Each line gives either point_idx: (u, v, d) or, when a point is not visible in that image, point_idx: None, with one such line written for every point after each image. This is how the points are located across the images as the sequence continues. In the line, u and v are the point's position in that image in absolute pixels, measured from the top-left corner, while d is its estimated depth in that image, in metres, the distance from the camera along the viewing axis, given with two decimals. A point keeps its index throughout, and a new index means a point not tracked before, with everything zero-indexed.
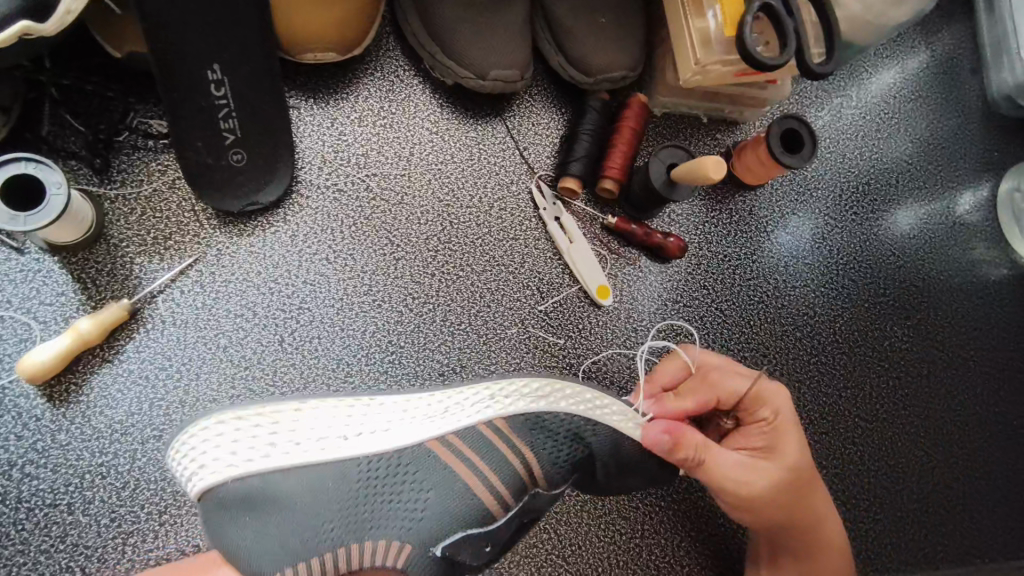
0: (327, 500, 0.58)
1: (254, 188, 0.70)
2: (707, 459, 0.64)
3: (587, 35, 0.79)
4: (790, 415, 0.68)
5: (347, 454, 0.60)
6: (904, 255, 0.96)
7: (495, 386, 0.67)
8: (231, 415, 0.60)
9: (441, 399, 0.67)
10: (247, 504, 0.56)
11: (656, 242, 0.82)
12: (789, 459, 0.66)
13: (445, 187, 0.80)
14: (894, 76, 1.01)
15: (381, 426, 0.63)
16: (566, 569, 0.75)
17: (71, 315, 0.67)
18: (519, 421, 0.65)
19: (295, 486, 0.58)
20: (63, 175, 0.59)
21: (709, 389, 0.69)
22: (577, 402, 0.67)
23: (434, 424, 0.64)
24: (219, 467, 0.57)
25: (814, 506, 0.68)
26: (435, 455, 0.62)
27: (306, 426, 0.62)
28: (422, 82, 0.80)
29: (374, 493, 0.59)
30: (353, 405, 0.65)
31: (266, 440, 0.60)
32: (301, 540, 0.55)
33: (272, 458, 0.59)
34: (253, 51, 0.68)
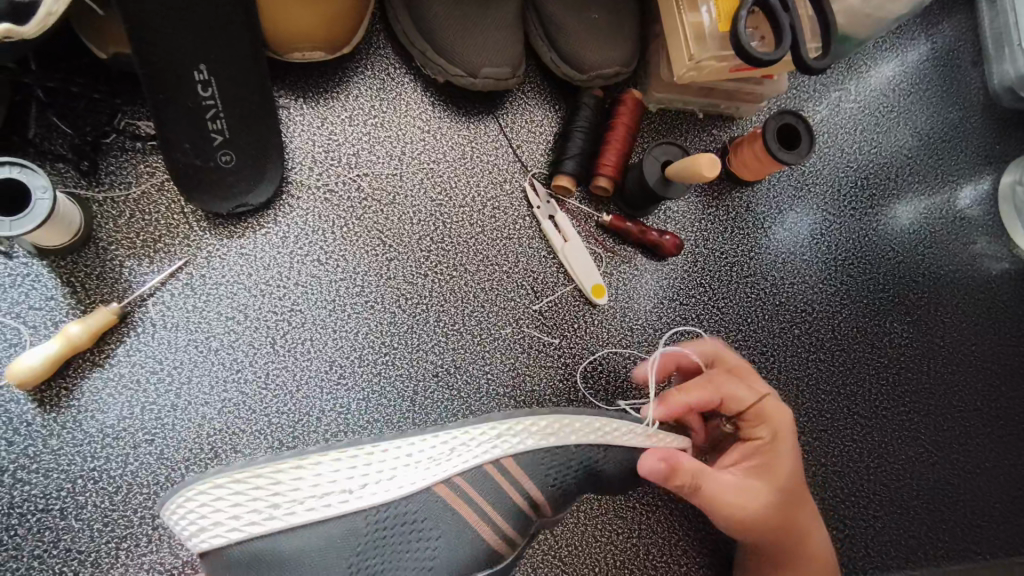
0: (337, 556, 0.56)
1: (244, 189, 0.70)
2: (707, 478, 0.65)
3: (579, 31, 0.78)
4: (787, 436, 0.70)
5: (353, 508, 0.57)
6: (905, 252, 0.95)
7: (501, 425, 0.64)
8: (227, 476, 0.55)
9: (446, 438, 0.62)
10: (255, 569, 0.55)
11: (652, 240, 0.82)
12: (785, 478, 0.68)
13: (438, 186, 0.79)
14: (893, 68, 0.99)
15: (386, 471, 0.59)
16: (562, 571, 0.74)
17: (61, 320, 0.66)
18: (528, 460, 0.64)
19: (302, 547, 0.56)
20: (49, 179, 0.59)
21: (716, 393, 0.70)
22: (587, 435, 0.66)
23: (439, 470, 0.61)
24: (222, 531, 0.55)
25: (805, 525, 0.70)
26: (443, 502, 0.60)
27: (310, 482, 0.57)
28: (413, 81, 0.80)
29: (385, 543, 0.58)
30: (354, 453, 0.59)
31: (268, 499, 0.56)
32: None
33: (276, 518, 0.56)
34: (239, 51, 0.67)
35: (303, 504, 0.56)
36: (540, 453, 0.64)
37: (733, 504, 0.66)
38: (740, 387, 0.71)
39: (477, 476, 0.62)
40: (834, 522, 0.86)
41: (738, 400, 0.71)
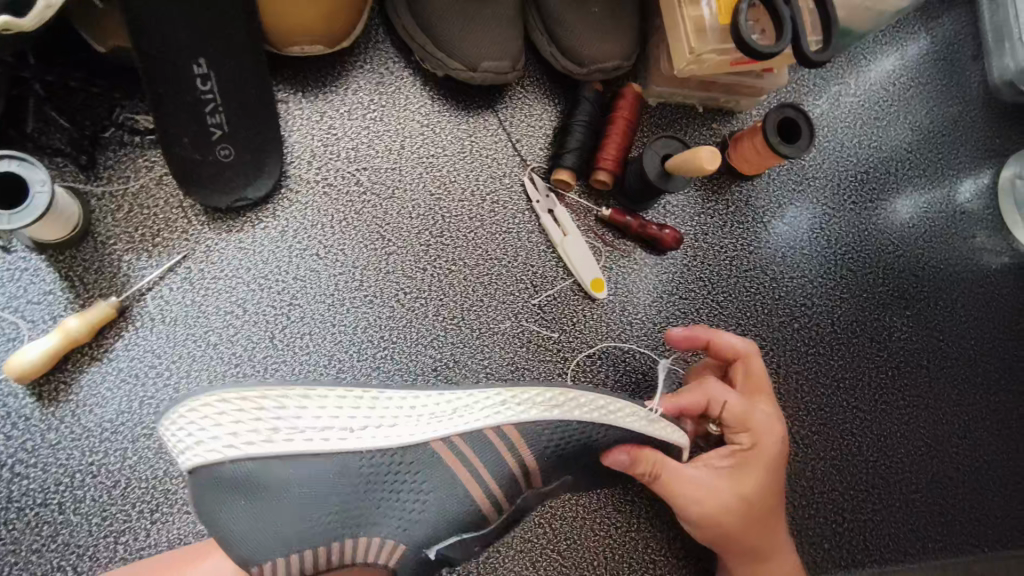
0: (329, 494, 0.56)
1: (243, 183, 0.70)
2: (663, 467, 0.65)
3: (579, 25, 0.78)
4: (765, 458, 0.68)
5: (350, 447, 0.57)
6: (904, 245, 0.95)
7: (507, 391, 0.63)
8: (236, 392, 0.55)
9: (449, 398, 0.63)
10: (246, 488, 0.54)
11: (652, 234, 0.81)
12: (750, 493, 0.66)
13: (437, 180, 0.79)
14: (894, 62, 0.99)
15: (386, 420, 0.60)
16: (561, 564, 0.74)
17: (59, 314, 0.66)
18: (530, 430, 0.62)
19: (294, 478, 0.55)
20: (47, 173, 0.59)
21: (703, 395, 0.69)
22: (590, 412, 0.64)
23: (439, 425, 0.61)
24: (218, 445, 0.54)
25: (760, 543, 0.68)
26: (440, 458, 0.60)
27: (312, 414, 0.57)
28: (412, 75, 0.79)
29: (376, 488, 0.58)
30: (360, 395, 0.60)
31: (269, 424, 0.55)
32: (300, 531, 0.54)
33: (274, 442, 0.55)
34: (238, 45, 0.67)
35: (302, 434, 0.56)
36: (543, 427, 0.63)
37: (685, 499, 0.65)
38: (733, 397, 0.69)
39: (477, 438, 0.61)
40: (833, 514, 0.86)
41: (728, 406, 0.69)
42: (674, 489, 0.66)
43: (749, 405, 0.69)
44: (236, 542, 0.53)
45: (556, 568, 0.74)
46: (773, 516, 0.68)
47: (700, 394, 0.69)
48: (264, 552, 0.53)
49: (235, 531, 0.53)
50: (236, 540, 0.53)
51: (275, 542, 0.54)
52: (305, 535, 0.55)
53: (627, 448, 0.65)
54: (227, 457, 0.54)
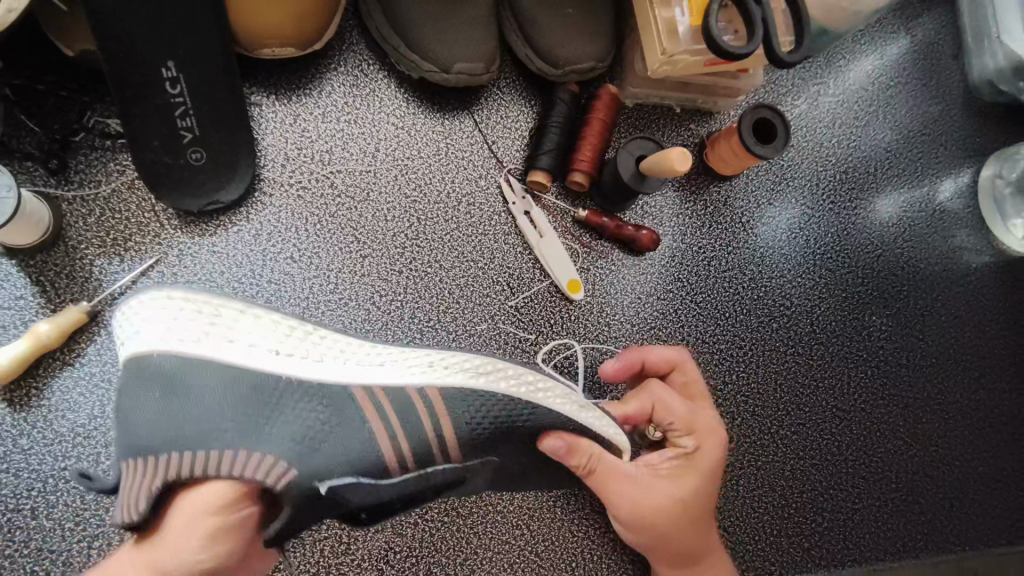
0: (235, 399, 0.55)
1: (215, 186, 0.70)
2: (600, 461, 0.64)
3: (552, 25, 0.78)
4: (707, 459, 0.68)
5: (273, 370, 0.57)
6: (884, 245, 0.95)
7: (436, 356, 0.64)
8: (180, 293, 0.59)
9: (381, 351, 0.63)
10: (163, 380, 0.55)
11: (628, 235, 0.81)
12: (686, 496, 0.66)
13: (412, 182, 0.79)
14: (873, 62, 0.99)
15: (315, 355, 0.60)
16: (538, 565, 0.74)
17: (31, 319, 0.66)
18: (451, 394, 0.61)
19: (211, 375, 0.55)
20: (11, 176, 0.59)
21: (648, 402, 0.71)
22: (516, 385, 0.63)
23: (365, 373, 0.60)
24: (151, 338, 0.57)
25: (689, 547, 0.68)
26: (358, 401, 0.58)
27: (244, 329, 0.59)
28: (387, 77, 0.79)
29: (282, 407, 0.56)
30: (295, 326, 0.61)
31: (199, 329, 0.58)
32: (199, 427, 0.53)
33: (200, 345, 0.57)
34: (208, 47, 0.67)
35: (230, 344, 0.58)
36: (468, 393, 0.61)
37: (621, 498, 0.65)
38: (676, 401, 0.71)
39: (399, 395, 0.60)
40: (812, 513, 0.86)
41: (671, 410, 0.71)
42: (610, 488, 0.65)
43: (692, 409, 0.70)
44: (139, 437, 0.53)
45: (533, 570, 0.74)
46: (709, 515, 0.69)
47: (645, 400, 0.71)
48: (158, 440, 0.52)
49: (145, 415, 0.54)
50: (142, 426, 0.53)
51: (171, 429, 0.52)
52: (196, 432, 0.52)
53: (561, 435, 0.63)
54: (156, 350, 0.56)
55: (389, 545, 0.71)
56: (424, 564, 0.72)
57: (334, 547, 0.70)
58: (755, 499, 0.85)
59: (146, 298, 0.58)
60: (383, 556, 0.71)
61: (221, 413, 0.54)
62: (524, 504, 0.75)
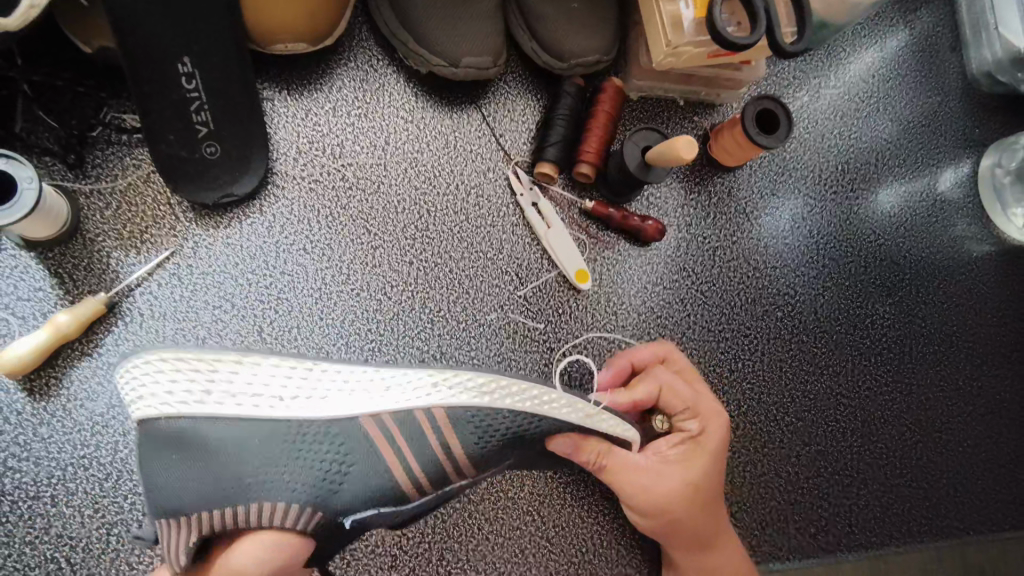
0: (250, 453, 0.56)
1: (229, 179, 0.71)
2: (609, 456, 0.65)
3: (557, 20, 0.79)
4: (713, 441, 0.69)
5: (279, 416, 0.58)
6: (887, 235, 0.97)
7: (441, 375, 0.62)
8: (173, 354, 0.58)
9: (386, 375, 0.62)
10: (176, 444, 0.56)
11: (634, 225, 0.83)
12: (697, 480, 0.68)
13: (422, 175, 0.80)
14: (873, 55, 1.01)
15: (318, 392, 0.60)
16: (549, 551, 0.75)
17: (50, 310, 0.67)
18: (461, 416, 0.60)
19: (223, 435, 0.56)
20: (34, 170, 0.60)
21: (655, 386, 0.71)
22: (521, 401, 0.62)
23: (371, 401, 0.60)
24: (155, 402, 0.56)
25: (702, 531, 0.69)
26: (367, 433, 0.59)
27: (245, 377, 0.59)
28: (396, 72, 0.81)
29: (295, 453, 0.57)
30: (294, 365, 0.60)
31: (202, 385, 0.57)
32: (221, 489, 0.54)
33: (205, 404, 0.57)
34: (222, 42, 0.68)
35: (234, 398, 0.58)
36: (474, 412, 0.61)
37: (632, 487, 0.66)
38: (680, 384, 0.71)
39: (408, 422, 0.60)
40: (818, 499, 0.88)
41: (677, 393, 0.71)
42: (621, 479, 0.66)
43: (696, 393, 0.71)
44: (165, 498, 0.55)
45: (544, 555, 0.75)
46: (719, 496, 0.70)
47: (653, 384, 0.71)
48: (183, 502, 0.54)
49: (164, 483, 0.55)
50: (164, 491, 0.55)
51: (195, 492, 0.54)
52: (221, 492, 0.54)
53: (568, 437, 0.64)
54: (162, 413, 0.56)
55: (403, 532, 0.72)
56: (438, 551, 0.73)
57: None
58: (761, 485, 0.86)
59: (144, 358, 0.57)
60: (397, 543, 0.72)
61: (239, 469, 0.55)
62: (535, 490, 0.76)
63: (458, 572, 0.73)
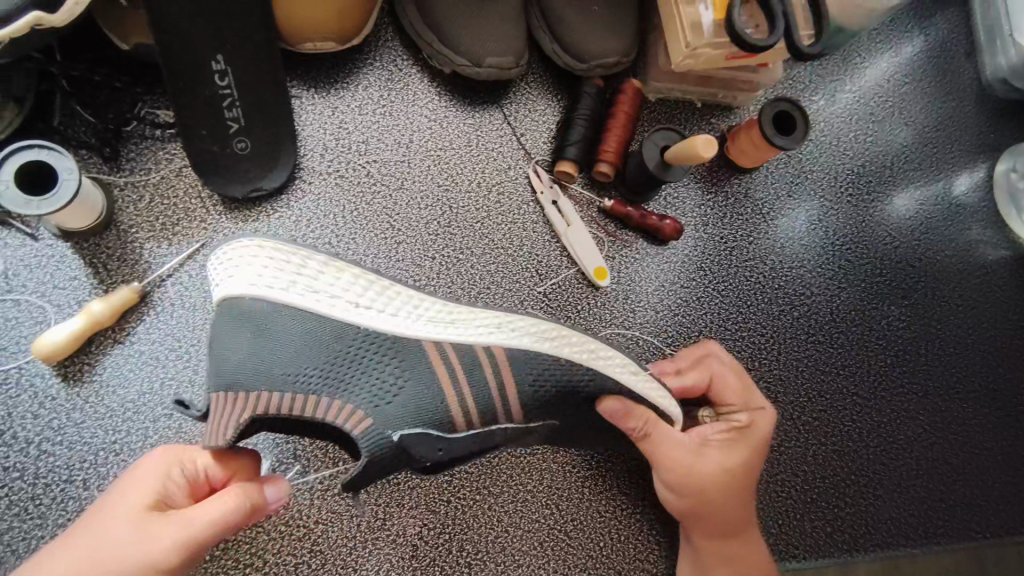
0: (320, 349, 0.58)
1: (259, 174, 0.73)
2: (656, 427, 0.65)
3: (579, 21, 0.80)
4: (760, 434, 0.70)
5: (351, 321, 0.60)
6: (902, 238, 0.97)
7: (504, 318, 0.65)
8: (270, 245, 0.60)
9: (451, 309, 0.64)
10: (256, 322, 0.58)
11: (652, 224, 0.84)
12: (736, 467, 0.69)
13: (445, 172, 0.82)
14: (888, 60, 1.02)
15: (390, 309, 0.62)
16: (567, 543, 0.76)
17: (85, 298, 0.69)
18: (518, 357, 0.63)
19: (300, 324, 0.59)
20: (75, 161, 0.61)
21: (707, 373, 0.74)
22: (578, 350, 0.64)
23: (436, 329, 0.62)
24: (245, 280, 0.58)
25: (732, 517, 0.70)
26: (426, 356, 0.61)
27: (331, 281, 0.61)
28: (420, 71, 0.83)
29: (358, 358, 0.59)
30: (371, 281, 0.62)
31: (289, 277, 0.60)
32: (286, 371, 0.56)
33: (290, 295, 0.59)
34: (252, 40, 0.70)
35: (316, 295, 0.60)
36: (530, 354, 0.63)
37: (674, 460, 0.67)
38: (732, 375, 0.73)
39: (466, 352, 0.62)
40: (834, 498, 0.88)
41: (729, 384, 0.73)
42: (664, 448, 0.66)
43: (746, 385, 0.73)
44: (227, 367, 0.56)
45: (562, 547, 0.76)
46: (752, 489, 0.71)
47: (703, 371, 0.74)
48: (247, 380, 0.56)
49: (233, 352, 0.57)
50: (233, 363, 0.56)
51: (260, 369, 0.56)
52: (284, 371, 0.56)
53: (620, 398, 0.64)
54: (247, 292, 0.58)
55: (425, 521, 0.73)
56: (457, 542, 0.74)
57: (367, 523, 0.72)
58: (776, 483, 0.86)
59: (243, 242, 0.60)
60: (418, 533, 0.73)
61: (309, 359, 0.57)
62: (554, 483, 0.77)
63: (477, 563, 0.74)
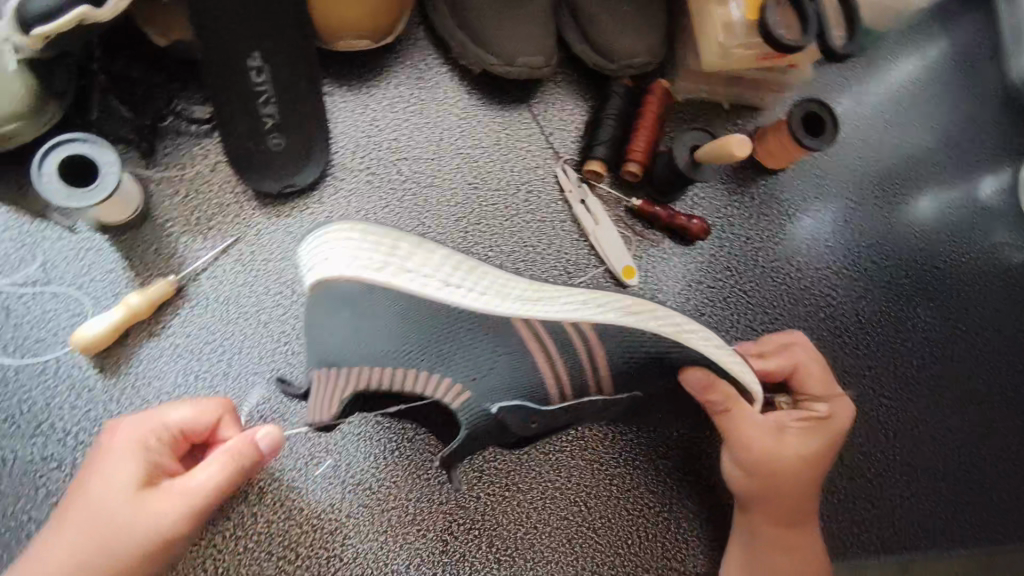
0: (413, 327, 0.61)
1: (291, 171, 0.73)
2: (737, 403, 0.67)
3: (609, 22, 0.81)
4: (837, 426, 0.71)
5: (441, 302, 0.63)
6: (927, 241, 0.97)
7: (587, 296, 0.66)
8: (361, 228, 0.62)
9: (536, 289, 0.67)
10: (351, 303, 0.61)
11: (680, 224, 0.84)
12: (809, 455, 0.70)
13: (474, 170, 0.82)
14: (913, 63, 1.02)
15: (477, 289, 0.65)
16: (595, 541, 0.76)
17: (121, 291, 0.70)
18: (608, 331, 0.64)
19: (394, 304, 0.61)
20: (116, 155, 0.62)
21: (793, 361, 0.75)
22: (663, 324, 0.65)
23: (524, 307, 0.65)
24: (339, 263, 0.61)
25: (795, 506, 0.71)
26: (516, 334, 0.63)
27: (422, 262, 0.63)
28: (450, 70, 0.83)
29: (450, 335, 0.62)
30: (458, 262, 0.65)
31: (381, 259, 0.62)
32: (384, 350, 0.59)
33: (383, 276, 0.62)
34: (288, 38, 0.70)
35: (406, 276, 0.62)
36: (619, 329, 0.64)
37: (749, 438, 0.68)
38: (816, 367, 0.74)
39: (546, 328, 0.64)
40: (860, 500, 0.88)
41: (812, 375, 0.74)
42: (745, 424, 0.68)
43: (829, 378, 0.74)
44: (328, 345, 0.59)
45: (590, 545, 0.76)
46: (821, 480, 0.72)
47: (789, 358, 0.75)
48: (346, 359, 0.58)
49: (332, 332, 0.60)
50: (332, 342, 0.59)
51: (360, 348, 0.59)
52: (381, 350, 0.59)
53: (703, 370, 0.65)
54: (343, 274, 0.61)
55: (453, 517, 0.74)
56: (487, 538, 0.74)
57: (398, 518, 0.73)
58: None
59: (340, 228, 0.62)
60: (446, 528, 0.73)
61: (404, 337, 0.60)
62: (581, 481, 0.77)
63: (506, 559, 0.74)
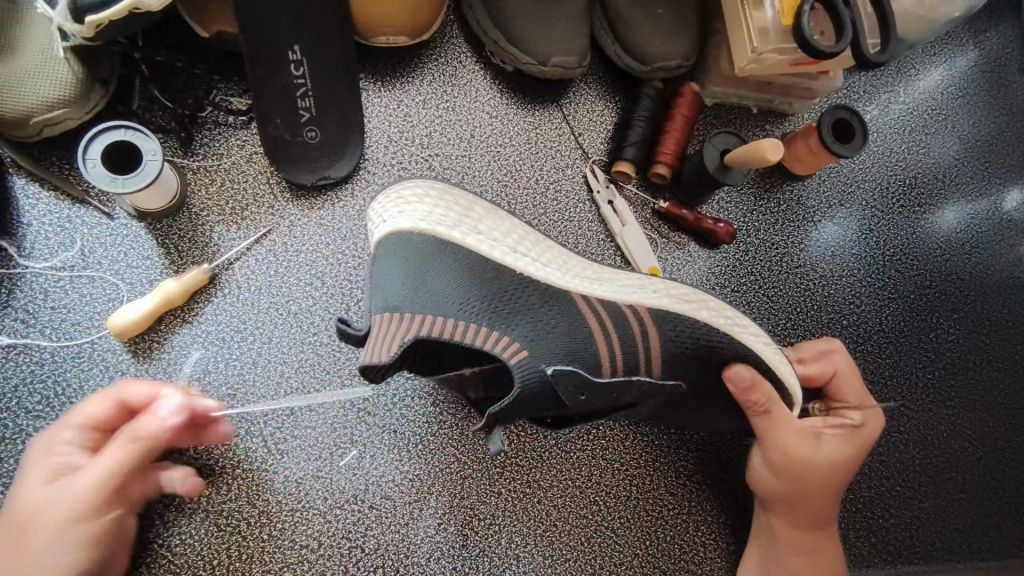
0: (478, 282, 0.64)
1: (326, 163, 0.74)
2: (775, 402, 0.67)
3: (643, 24, 0.81)
4: (870, 433, 0.72)
5: (508, 264, 0.66)
6: (953, 251, 0.97)
7: (646, 282, 0.71)
8: (433, 185, 0.69)
9: (598, 271, 0.71)
10: (420, 253, 0.64)
11: (706, 226, 0.84)
12: (841, 461, 0.70)
13: (504, 168, 0.83)
14: (941, 73, 1.01)
15: (541, 260, 0.69)
16: (613, 541, 0.76)
17: (156, 278, 0.71)
18: (658, 309, 0.68)
19: (463, 260, 0.65)
20: (158, 143, 0.63)
21: (831, 368, 0.76)
22: (712, 312, 0.70)
23: (585, 281, 0.69)
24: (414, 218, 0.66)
25: (821, 510, 0.70)
26: (575, 303, 0.66)
27: (495, 230, 0.69)
28: (483, 69, 0.84)
29: (512, 297, 0.64)
30: (524, 237, 0.70)
31: (452, 221, 0.67)
32: (447, 300, 0.61)
33: (454, 236, 0.66)
34: (327, 33, 0.71)
35: (476, 238, 0.67)
36: (669, 312, 0.68)
37: (784, 439, 0.68)
38: (854, 376, 0.75)
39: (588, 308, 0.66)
40: (879, 509, 0.88)
41: (850, 383, 0.75)
42: (781, 423, 0.68)
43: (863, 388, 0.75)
44: (392, 288, 0.62)
45: (609, 544, 0.76)
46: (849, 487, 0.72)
47: (827, 365, 0.76)
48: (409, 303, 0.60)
49: (398, 277, 0.62)
50: (397, 285, 0.62)
51: (425, 292, 0.61)
52: (444, 296, 0.61)
53: (748, 370, 0.67)
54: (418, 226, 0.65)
55: (474, 511, 0.74)
56: (507, 534, 0.74)
57: (419, 511, 0.73)
58: None
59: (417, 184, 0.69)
60: (468, 523, 0.74)
61: (467, 288, 0.63)
62: (602, 480, 0.78)
63: (526, 555, 0.74)
